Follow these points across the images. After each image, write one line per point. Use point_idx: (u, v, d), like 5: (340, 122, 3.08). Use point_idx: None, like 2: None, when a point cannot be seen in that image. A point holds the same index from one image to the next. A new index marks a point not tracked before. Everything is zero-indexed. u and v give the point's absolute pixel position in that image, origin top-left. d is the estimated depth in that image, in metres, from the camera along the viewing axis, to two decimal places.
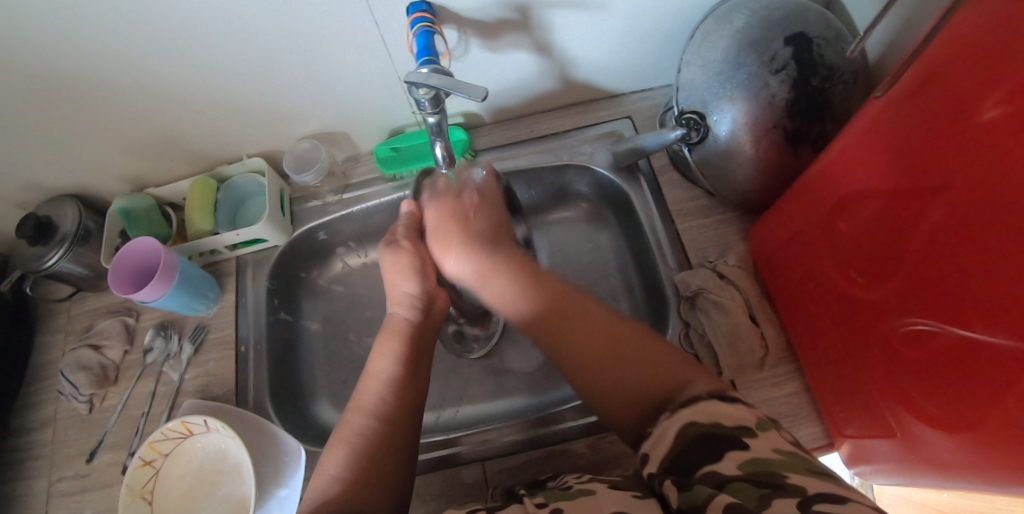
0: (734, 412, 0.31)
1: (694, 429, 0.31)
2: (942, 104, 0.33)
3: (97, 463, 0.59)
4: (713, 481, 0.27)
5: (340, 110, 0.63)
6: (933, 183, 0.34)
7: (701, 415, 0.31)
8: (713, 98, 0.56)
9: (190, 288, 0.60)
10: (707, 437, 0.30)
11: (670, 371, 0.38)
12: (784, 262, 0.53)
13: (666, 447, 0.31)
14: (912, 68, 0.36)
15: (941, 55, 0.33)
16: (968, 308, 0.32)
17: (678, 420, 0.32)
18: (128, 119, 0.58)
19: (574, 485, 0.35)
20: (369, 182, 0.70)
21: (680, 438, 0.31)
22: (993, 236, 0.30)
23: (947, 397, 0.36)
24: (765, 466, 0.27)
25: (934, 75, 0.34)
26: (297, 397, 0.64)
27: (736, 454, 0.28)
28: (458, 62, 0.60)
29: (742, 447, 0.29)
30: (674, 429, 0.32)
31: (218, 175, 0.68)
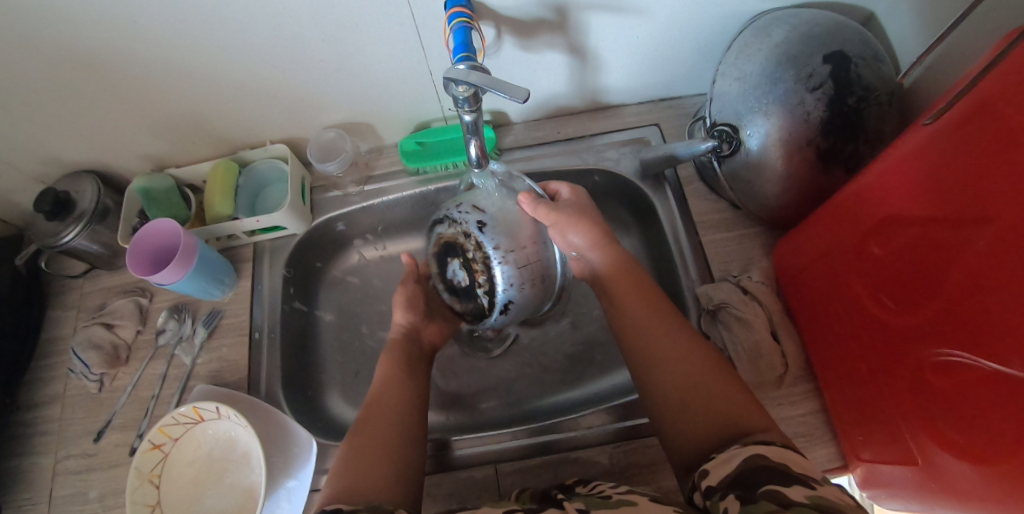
0: (801, 459, 0.33)
1: (757, 459, 0.34)
2: (993, 137, 0.32)
3: (104, 443, 0.59)
4: (777, 501, 0.30)
5: (367, 101, 0.63)
6: (977, 216, 0.34)
7: (773, 453, 0.34)
8: (747, 111, 0.56)
9: (207, 273, 0.60)
10: (772, 468, 0.33)
11: (733, 406, 0.40)
12: (811, 282, 0.52)
13: (728, 469, 0.35)
14: (964, 97, 0.35)
15: (992, 85, 0.32)
16: (1005, 345, 0.32)
17: (745, 451, 0.35)
18: (153, 98, 0.58)
19: (614, 495, 0.39)
20: (391, 175, 0.69)
21: (741, 465, 0.34)
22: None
23: (974, 432, 0.35)
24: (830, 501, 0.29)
25: (984, 105, 0.33)
26: (308, 387, 0.64)
27: (802, 488, 0.30)
28: (491, 60, 0.59)
29: (808, 487, 0.31)
30: (740, 457, 0.35)
31: (240, 160, 0.68)
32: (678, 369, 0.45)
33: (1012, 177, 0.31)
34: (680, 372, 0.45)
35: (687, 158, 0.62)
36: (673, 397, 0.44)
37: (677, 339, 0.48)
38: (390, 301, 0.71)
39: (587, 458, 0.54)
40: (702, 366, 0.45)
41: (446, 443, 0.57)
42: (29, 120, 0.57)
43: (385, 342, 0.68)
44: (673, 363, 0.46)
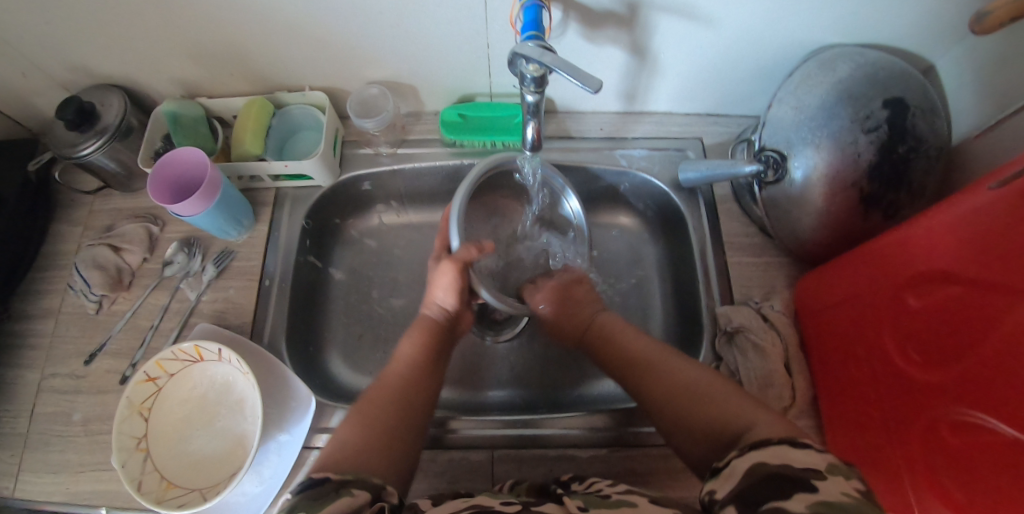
0: (805, 455, 0.30)
1: (760, 470, 0.31)
2: None
3: (94, 367, 0.57)
4: None
5: (416, 63, 0.61)
6: (1022, 287, 0.34)
7: (772, 457, 0.31)
8: (799, 141, 0.55)
9: (226, 211, 0.58)
10: (772, 478, 0.29)
11: (732, 414, 0.38)
12: (833, 320, 0.53)
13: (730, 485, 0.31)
14: None
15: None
16: None
17: (746, 459, 0.32)
18: (199, 23, 0.55)
19: (613, 494, 0.37)
20: (426, 142, 0.68)
21: (744, 478, 0.31)
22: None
23: (981, 494, 0.36)
24: None
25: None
26: (309, 343, 0.63)
27: (803, 494, 0.27)
28: (553, 43, 0.57)
29: (810, 488, 0.28)
30: (743, 466, 0.32)
31: (275, 101, 0.66)
32: (676, 377, 0.45)
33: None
34: (678, 379, 0.45)
35: (727, 179, 0.61)
36: (671, 402, 0.43)
37: (672, 361, 0.47)
38: (404, 270, 0.70)
39: (584, 457, 0.54)
40: (699, 383, 0.43)
41: (445, 421, 0.56)
42: (66, 23, 0.54)
43: (394, 310, 0.67)
44: (667, 368, 0.47)
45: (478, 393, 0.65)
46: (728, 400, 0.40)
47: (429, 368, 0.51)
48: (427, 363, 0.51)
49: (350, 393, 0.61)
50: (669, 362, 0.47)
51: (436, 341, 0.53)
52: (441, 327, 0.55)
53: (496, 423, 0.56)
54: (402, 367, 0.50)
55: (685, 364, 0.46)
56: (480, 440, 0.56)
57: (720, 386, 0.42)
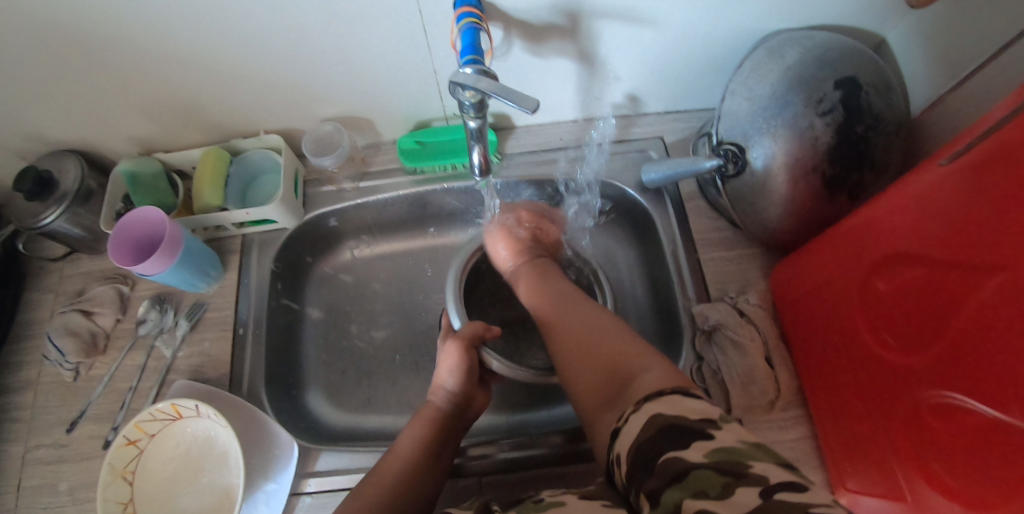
0: (700, 405, 0.31)
1: (658, 421, 0.30)
2: (1009, 183, 0.32)
3: (77, 434, 0.57)
4: (675, 468, 0.27)
5: (367, 96, 0.61)
6: (987, 261, 0.33)
7: (667, 406, 0.31)
8: (755, 132, 0.54)
9: (191, 265, 0.58)
10: (668, 429, 0.29)
11: (626, 361, 0.39)
12: (808, 309, 0.52)
13: (631, 440, 0.31)
14: (985, 140, 0.34)
15: (1012, 131, 0.32)
16: (1008, 391, 0.31)
17: (644, 413, 0.32)
18: (143, 80, 0.55)
19: None
20: (388, 172, 0.67)
21: (643, 431, 0.30)
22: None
23: (969, 477, 0.35)
24: (730, 459, 0.26)
25: (1002, 153, 0.32)
26: (291, 387, 0.62)
27: (701, 443, 0.28)
28: (497, 62, 0.57)
29: (706, 437, 0.28)
30: (640, 421, 0.32)
31: (232, 148, 0.66)
32: (587, 330, 0.45)
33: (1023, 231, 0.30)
34: (586, 334, 0.44)
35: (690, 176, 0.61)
36: (574, 349, 0.44)
37: (579, 304, 0.49)
38: (381, 300, 0.69)
39: (573, 474, 0.53)
40: (600, 329, 0.44)
41: None
42: (13, 95, 0.55)
43: (375, 342, 0.67)
44: (574, 330, 0.45)
45: (476, 417, 0.64)
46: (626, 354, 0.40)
47: (429, 464, 0.48)
48: (426, 461, 0.48)
49: (335, 433, 0.61)
50: (574, 309, 0.48)
51: (438, 440, 0.50)
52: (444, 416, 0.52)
53: (500, 447, 0.55)
54: (400, 463, 0.47)
55: (578, 309, 0.48)
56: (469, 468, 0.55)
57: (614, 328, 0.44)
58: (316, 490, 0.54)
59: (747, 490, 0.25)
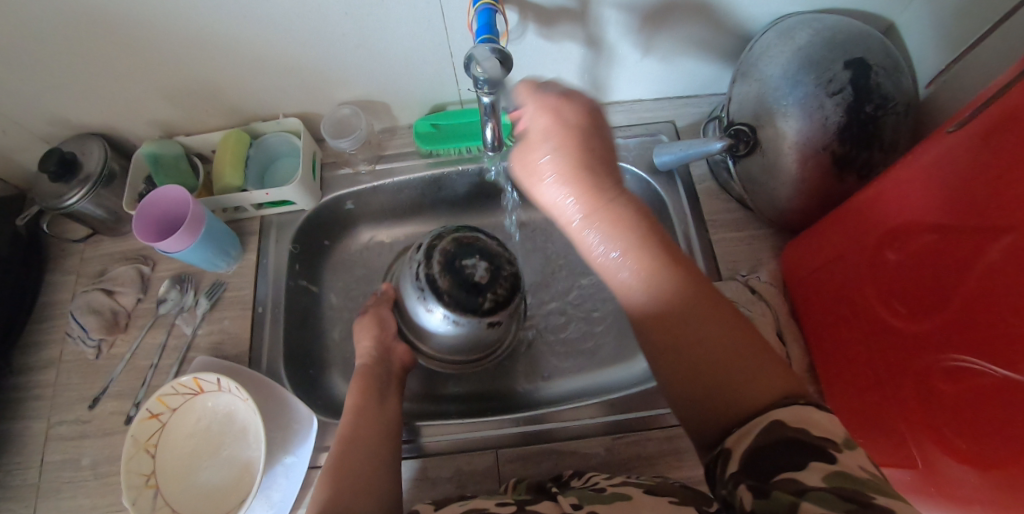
0: (830, 422, 0.31)
1: (776, 432, 0.31)
2: (1019, 147, 0.33)
3: (99, 410, 0.58)
4: (794, 488, 0.28)
5: (385, 80, 0.62)
6: (997, 223, 0.34)
7: (794, 420, 0.31)
8: (766, 112, 0.56)
9: (214, 244, 0.59)
10: (792, 443, 0.30)
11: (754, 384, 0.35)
12: (819, 283, 0.53)
13: (746, 444, 0.32)
14: (994, 105, 0.35)
15: (1019, 95, 0.33)
16: (1020, 350, 0.32)
17: (765, 419, 0.32)
18: (171, 66, 0.57)
19: (606, 489, 0.39)
20: (403, 155, 0.69)
21: (760, 442, 0.32)
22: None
23: (982, 439, 0.36)
24: (853, 482, 0.27)
25: (1012, 116, 0.33)
26: (309, 365, 0.63)
27: (821, 465, 0.28)
28: (512, 45, 0.58)
29: (828, 459, 0.28)
30: (757, 428, 0.33)
31: (251, 131, 0.67)
32: (716, 341, 0.37)
33: None
34: (715, 350, 0.37)
35: (700, 157, 0.62)
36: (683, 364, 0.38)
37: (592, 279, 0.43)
38: None
39: (587, 448, 0.54)
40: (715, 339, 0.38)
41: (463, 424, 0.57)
42: (41, 78, 0.56)
43: None
44: (696, 340, 0.37)
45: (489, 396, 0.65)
46: (762, 369, 0.35)
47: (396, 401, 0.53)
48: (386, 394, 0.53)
49: None
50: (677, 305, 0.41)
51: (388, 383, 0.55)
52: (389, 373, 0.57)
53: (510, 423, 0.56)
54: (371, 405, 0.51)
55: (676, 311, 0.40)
56: (484, 441, 0.56)
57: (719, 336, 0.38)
58: None
59: None
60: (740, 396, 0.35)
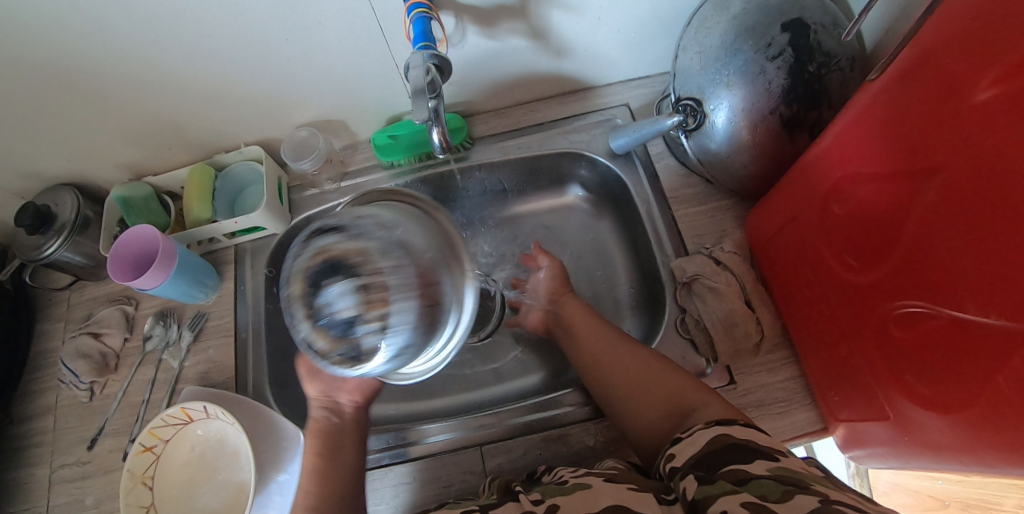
0: (765, 438, 0.37)
1: (723, 440, 0.37)
2: (938, 85, 0.33)
3: (97, 450, 0.59)
4: (736, 478, 0.33)
5: (338, 98, 0.63)
6: (928, 164, 0.34)
7: (737, 432, 0.37)
8: (710, 84, 0.56)
9: (189, 276, 0.61)
10: (737, 447, 0.36)
11: (686, 399, 0.45)
12: (781, 246, 0.53)
13: (693, 449, 0.38)
14: (909, 47, 0.35)
15: (933, 34, 0.33)
16: (962, 289, 0.32)
17: (713, 431, 0.38)
18: (129, 109, 0.59)
19: (570, 481, 0.41)
20: (366, 170, 0.70)
21: (706, 446, 0.37)
22: (983, 217, 0.30)
23: (940, 383, 0.36)
24: (789, 472, 0.32)
25: (928, 56, 0.33)
26: (296, 384, 0.65)
27: (764, 461, 0.33)
28: (455, 49, 0.59)
29: (771, 458, 0.34)
30: (707, 436, 0.38)
31: (216, 164, 0.68)
32: (631, 365, 0.51)
33: (963, 129, 0.31)
34: (650, 374, 0.49)
35: (655, 135, 0.62)
36: (632, 387, 0.49)
37: (598, 325, 0.57)
38: None
39: (571, 435, 0.55)
40: (650, 370, 0.50)
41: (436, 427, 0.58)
42: (6, 135, 0.58)
43: None
44: (610, 358, 0.53)
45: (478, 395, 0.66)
46: (668, 382, 0.48)
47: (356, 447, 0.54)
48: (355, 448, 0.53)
49: None
50: (627, 349, 0.53)
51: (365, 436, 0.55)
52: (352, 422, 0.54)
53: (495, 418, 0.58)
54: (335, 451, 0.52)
55: (629, 349, 0.53)
56: (470, 439, 0.57)
57: (660, 368, 0.49)
58: None
59: (806, 496, 0.29)
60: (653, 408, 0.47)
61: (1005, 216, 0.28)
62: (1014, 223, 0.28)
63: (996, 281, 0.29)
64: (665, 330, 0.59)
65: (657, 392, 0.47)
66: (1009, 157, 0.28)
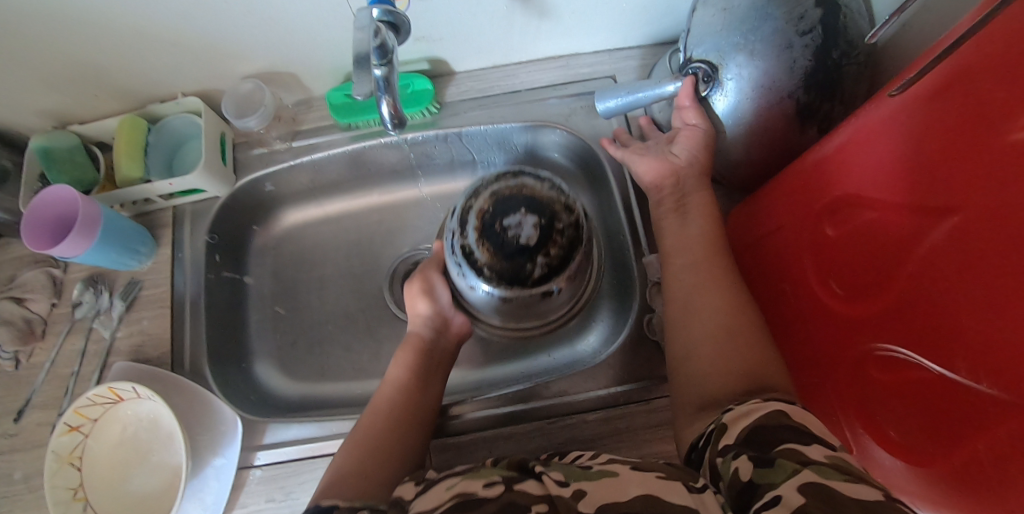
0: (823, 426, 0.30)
1: (781, 415, 0.31)
2: (968, 115, 0.28)
3: (25, 423, 0.55)
4: (796, 458, 0.27)
5: (287, 49, 0.56)
6: (942, 203, 0.30)
7: (795, 412, 0.31)
8: (730, 48, 0.47)
9: (119, 242, 0.55)
10: (795, 426, 0.30)
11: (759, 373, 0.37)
12: (762, 258, 0.49)
13: (746, 421, 0.32)
14: (944, 64, 0.31)
15: (974, 54, 0.28)
16: (954, 345, 0.29)
17: (772, 407, 0.32)
18: (41, 52, 0.51)
19: (593, 464, 0.33)
20: (321, 130, 0.63)
21: (761, 418, 0.31)
22: (996, 275, 0.26)
23: (915, 434, 0.33)
24: (851, 464, 0.27)
25: (964, 78, 0.29)
26: (241, 360, 0.61)
27: (823, 445, 0.28)
28: (422, 2, 0.51)
29: (829, 444, 0.28)
30: (761, 411, 0.32)
31: (150, 115, 0.61)
32: (718, 309, 0.43)
33: (988, 170, 0.27)
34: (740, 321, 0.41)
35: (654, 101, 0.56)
36: (710, 333, 0.41)
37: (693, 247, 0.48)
38: (330, 266, 0.67)
39: (578, 420, 0.52)
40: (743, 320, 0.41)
41: (448, 408, 0.54)
42: None
43: (324, 309, 0.65)
44: (697, 301, 0.44)
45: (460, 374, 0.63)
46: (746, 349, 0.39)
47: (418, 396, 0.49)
48: (415, 381, 0.49)
49: (287, 402, 0.60)
50: (720, 288, 0.44)
51: (426, 365, 0.51)
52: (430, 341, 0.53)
53: (500, 400, 0.54)
54: (390, 393, 0.48)
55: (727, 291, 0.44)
56: (479, 423, 0.54)
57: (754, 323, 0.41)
58: (266, 462, 0.52)
59: (872, 489, 0.25)
60: (699, 368, 0.40)
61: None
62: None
63: (998, 347, 0.26)
64: (628, 330, 0.56)
65: (734, 352, 0.39)
66: None
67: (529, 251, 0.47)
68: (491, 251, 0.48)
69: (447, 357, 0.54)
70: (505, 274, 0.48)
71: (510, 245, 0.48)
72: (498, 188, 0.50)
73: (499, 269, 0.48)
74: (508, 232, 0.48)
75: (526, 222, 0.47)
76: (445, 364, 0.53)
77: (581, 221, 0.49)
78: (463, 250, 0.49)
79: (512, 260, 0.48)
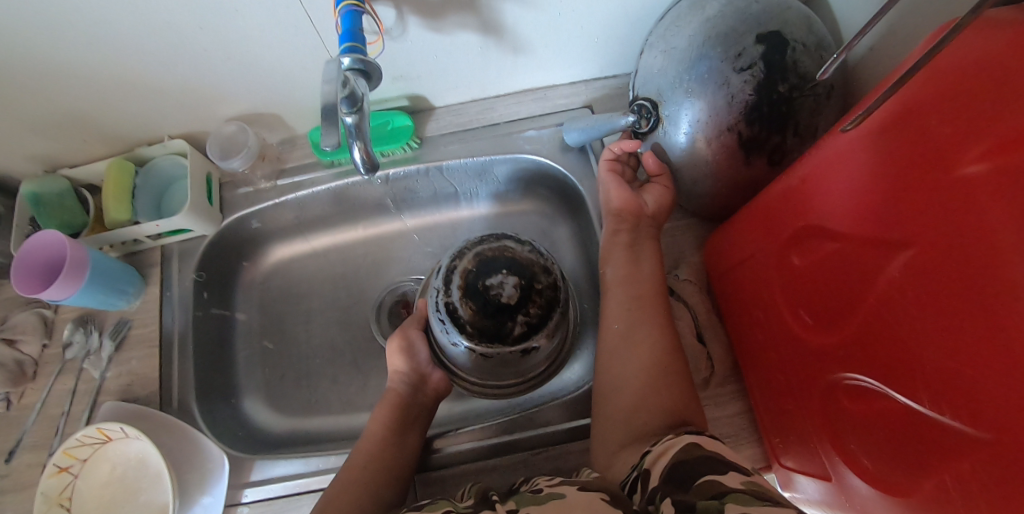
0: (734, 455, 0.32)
1: (697, 451, 0.32)
2: (917, 150, 0.29)
3: (16, 464, 0.55)
4: (714, 490, 0.28)
5: (268, 91, 0.57)
6: (898, 236, 0.31)
7: (709, 445, 0.33)
8: (669, 88, 0.51)
9: (107, 283, 0.56)
10: (711, 460, 0.31)
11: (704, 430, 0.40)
12: (738, 282, 0.50)
13: (667, 460, 0.33)
14: (891, 101, 0.32)
15: (920, 91, 0.29)
16: (916, 375, 0.30)
17: (686, 445, 0.34)
18: (30, 102, 0.52)
19: (544, 488, 0.33)
20: (305, 167, 0.65)
21: (678, 456, 0.33)
22: (953, 305, 0.27)
23: (886, 461, 0.33)
24: (765, 489, 0.28)
25: (912, 114, 0.30)
26: (229, 395, 0.62)
27: (737, 473, 0.29)
28: (396, 44, 0.52)
29: (743, 471, 0.30)
30: (678, 448, 0.34)
31: (137, 157, 0.62)
32: (664, 353, 0.45)
33: (938, 204, 0.28)
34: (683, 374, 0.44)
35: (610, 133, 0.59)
36: (658, 378, 0.44)
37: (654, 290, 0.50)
38: (318, 299, 0.68)
39: (556, 452, 0.53)
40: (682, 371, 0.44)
41: (431, 441, 0.54)
42: None
43: (312, 342, 0.66)
44: (649, 341, 0.46)
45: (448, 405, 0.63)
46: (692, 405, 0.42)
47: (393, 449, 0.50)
48: (393, 433, 0.50)
49: (275, 436, 0.61)
50: (662, 334, 0.46)
51: (401, 419, 0.51)
52: (408, 396, 0.53)
53: (480, 434, 0.54)
54: (369, 446, 0.49)
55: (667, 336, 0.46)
56: (460, 456, 0.54)
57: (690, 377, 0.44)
58: (253, 500, 0.53)
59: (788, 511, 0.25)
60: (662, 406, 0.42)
61: (978, 312, 0.25)
62: (983, 317, 0.25)
63: (958, 377, 0.27)
64: None
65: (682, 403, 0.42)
66: (987, 248, 0.24)
67: (510, 309, 0.48)
68: (475, 309, 0.49)
69: (425, 408, 0.54)
70: (486, 334, 0.49)
71: (492, 304, 0.49)
72: (482, 249, 0.50)
73: (480, 326, 0.49)
74: (491, 291, 0.49)
75: (508, 281, 0.49)
76: (425, 411, 0.54)
77: (559, 282, 0.50)
78: (446, 308, 0.50)
79: (494, 319, 0.48)
